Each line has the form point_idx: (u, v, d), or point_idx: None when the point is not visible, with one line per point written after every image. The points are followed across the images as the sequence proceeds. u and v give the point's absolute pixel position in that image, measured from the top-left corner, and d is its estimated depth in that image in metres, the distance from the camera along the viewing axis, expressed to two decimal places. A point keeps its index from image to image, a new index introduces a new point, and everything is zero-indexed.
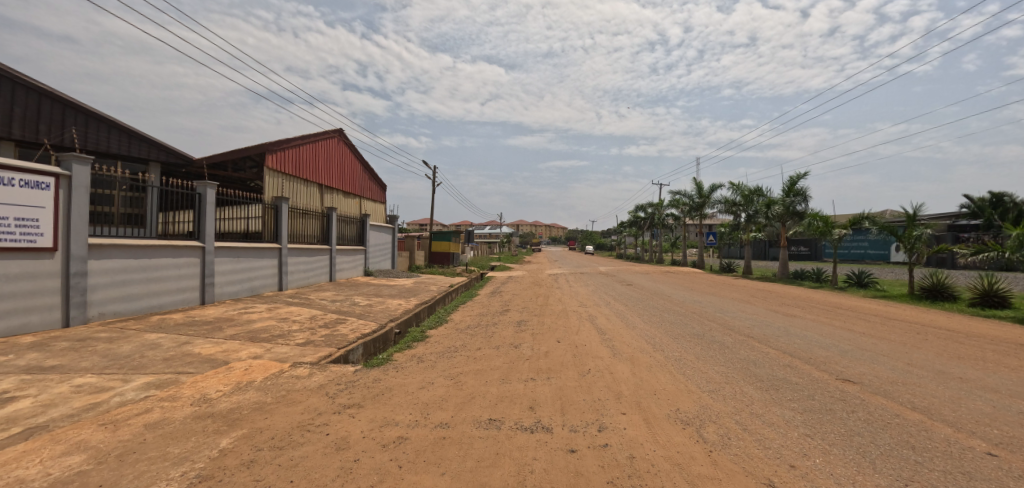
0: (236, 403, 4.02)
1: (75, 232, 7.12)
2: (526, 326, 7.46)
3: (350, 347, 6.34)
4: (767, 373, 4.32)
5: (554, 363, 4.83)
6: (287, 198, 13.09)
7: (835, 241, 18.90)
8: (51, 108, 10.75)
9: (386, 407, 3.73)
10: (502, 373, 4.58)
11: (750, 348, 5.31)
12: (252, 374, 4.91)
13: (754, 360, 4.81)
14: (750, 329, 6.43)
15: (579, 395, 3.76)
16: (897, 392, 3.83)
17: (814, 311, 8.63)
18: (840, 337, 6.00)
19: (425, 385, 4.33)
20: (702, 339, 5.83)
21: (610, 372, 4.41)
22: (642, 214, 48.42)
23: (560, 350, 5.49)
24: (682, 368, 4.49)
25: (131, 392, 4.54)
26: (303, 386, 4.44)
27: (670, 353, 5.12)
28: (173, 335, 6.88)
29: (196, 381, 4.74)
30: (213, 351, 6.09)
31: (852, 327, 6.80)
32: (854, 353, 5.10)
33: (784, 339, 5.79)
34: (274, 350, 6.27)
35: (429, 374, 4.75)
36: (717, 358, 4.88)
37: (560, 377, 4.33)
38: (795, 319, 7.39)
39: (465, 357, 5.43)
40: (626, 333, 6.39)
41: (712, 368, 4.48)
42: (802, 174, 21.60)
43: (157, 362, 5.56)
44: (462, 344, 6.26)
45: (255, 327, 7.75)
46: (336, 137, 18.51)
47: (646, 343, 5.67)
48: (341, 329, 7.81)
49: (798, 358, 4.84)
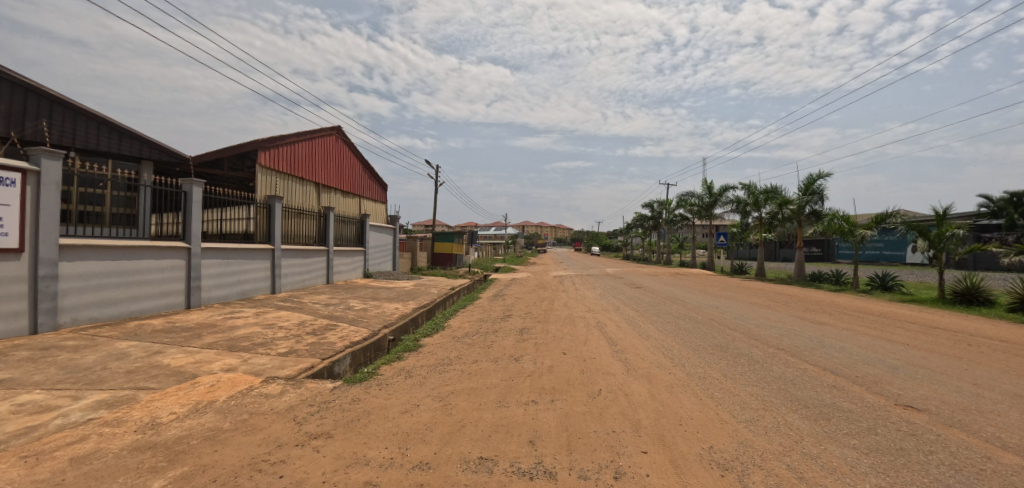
0: (186, 430, 3.43)
1: (45, 232, 6.63)
2: (528, 335, 6.82)
3: (336, 357, 5.79)
4: (812, 397, 3.66)
5: (559, 381, 4.20)
6: (281, 197, 12.55)
7: (858, 241, 18.00)
8: (39, 104, 10.37)
9: (358, 439, 3.13)
10: (498, 393, 3.97)
11: (783, 363, 4.65)
12: (216, 392, 4.33)
13: (792, 379, 4.15)
14: (778, 339, 5.76)
15: (589, 425, 3.14)
16: (977, 423, 3.15)
17: (843, 317, 7.88)
18: (883, 350, 5.29)
19: (408, 409, 3.72)
20: (725, 351, 5.19)
21: (624, 395, 3.76)
22: (649, 214, 47.60)
23: (566, 364, 4.85)
24: (709, 389, 3.86)
25: (76, 413, 3.99)
26: (270, 408, 3.86)
27: (692, 369, 4.49)
28: (145, 344, 6.34)
29: (152, 400, 4.18)
30: (184, 363, 5.55)
31: (891, 337, 6.10)
32: (907, 371, 4.40)
33: (821, 353, 5.11)
34: (252, 361, 5.71)
35: (417, 393, 4.14)
36: (748, 376, 4.23)
37: (566, 400, 3.70)
38: (825, 327, 6.69)
39: (459, 372, 4.80)
40: (640, 344, 5.74)
41: (745, 389, 3.83)
42: (821, 173, 20.75)
43: (118, 375, 5.02)
44: (457, 356, 5.64)
45: (236, 334, 7.18)
46: (334, 134, 18.03)
47: (664, 356, 5.03)
48: (328, 337, 7.21)
49: (844, 378, 4.17)
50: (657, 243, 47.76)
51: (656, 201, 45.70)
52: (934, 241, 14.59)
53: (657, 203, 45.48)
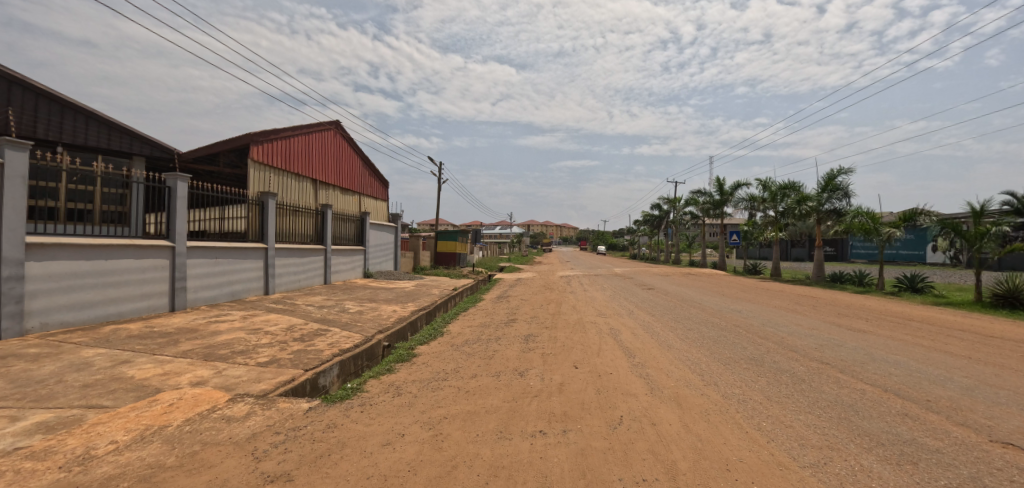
0: (121, 468, 2.83)
1: (9, 230, 6.08)
2: (535, 344, 6.17)
3: (321, 367, 5.19)
4: (885, 431, 2.99)
5: (571, 404, 3.56)
6: (274, 193, 11.99)
7: (884, 240, 17.06)
8: (24, 97, 9.88)
9: (323, 484, 2.51)
10: (500, 420, 3.33)
11: (835, 382, 3.97)
12: (171, 413, 3.72)
13: (852, 404, 3.45)
14: (819, 351, 5.07)
15: (613, 470, 2.48)
16: None
17: (882, 323, 7.14)
18: (947, 366, 4.59)
19: (391, 441, 3.08)
20: (761, 366, 4.53)
21: (651, 424, 3.11)
22: (657, 213, 46.56)
23: (579, 381, 4.19)
24: (754, 417, 3.19)
25: (6, 439, 3.39)
26: (228, 437, 3.25)
27: (727, 389, 3.82)
28: (114, 351, 5.77)
29: (97, 424, 3.58)
30: (150, 375, 4.96)
31: (947, 348, 5.37)
32: (988, 395, 3.71)
33: (874, 369, 4.41)
34: (226, 373, 5.13)
35: (403, 418, 3.51)
36: (797, 399, 3.56)
37: (581, 431, 3.05)
38: (868, 336, 5.98)
39: (454, 391, 4.16)
40: (661, 355, 5.07)
41: (798, 419, 3.16)
42: (841, 168, 19.76)
43: (72, 390, 4.43)
44: (454, 369, 5.01)
45: (217, 340, 6.59)
46: (332, 129, 17.52)
47: (692, 372, 4.36)
48: (316, 343, 6.60)
49: (914, 403, 3.48)
50: (664, 242, 46.81)
51: (664, 200, 44.65)
52: (971, 240, 13.64)
53: (665, 201, 44.46)
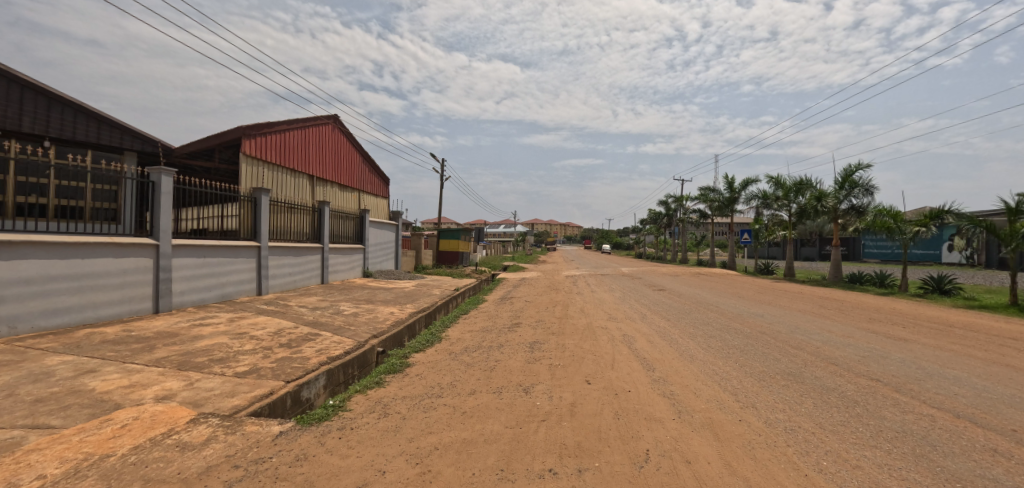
0: None
1: None
2: (540, 353, 5.61)
3: (305, 378, 4.68)
4: (977, 474, 2.42)
5: (587, 433, 2.99)
6: (269, 190, 11.49)
7: (908, 239, 16.26)
8: (8, 88, 9.39)
9: None
10: (502, 453, 2.77)
11: (895, 406, 3.38)
12: (120, 439, 3.21)
13: (923, 436, 2.87)
14: (865, 366, 4.46)
15: None
16: None
17: (922, 331, 6.48)
18: (1018, 384, 3.98)
19: (368, 481, 2.54)
20: (801, 382, 3.95)
21: (686, 463, 2.54)
22: (663, 211, 45.71)
23: (593, 402, 3.63)
24: (811, 454, 2.62)
25: None
26: (176, 472, 2.71)
27: (769, 415, 3.22)
28: (81, 359, 5.28)
29: (32, 452, 3.06)
30: (113, 387, 4.46)
31: (1009, 362, 4.74)
32: None
33: (935, 387, 3.81)
34: (199, 385, 4.62)
35: (386, 448, 2.96)
36: (857, 428, 2.98)
37: (600, 471, 2.49)
38: (914, 346, 5.35)
39: (449, 412, 3.60)
40: (685, 369, 4.49)
41: (864, 456, 2.59)
42: (859, 164, 19.00)
43: (20, 406, 3.92)
44: (451, 383, 4.47)
45: (197, 346, 6.08)
46: (331, 124, 17.07)
47: (723, 390, 3.78)
48: (304, 350, 6.05)
49: (999, 435, 2.90)
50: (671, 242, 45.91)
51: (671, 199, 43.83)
52: (1006, 238, 12.82)
53: (672, 200, 43.65)
